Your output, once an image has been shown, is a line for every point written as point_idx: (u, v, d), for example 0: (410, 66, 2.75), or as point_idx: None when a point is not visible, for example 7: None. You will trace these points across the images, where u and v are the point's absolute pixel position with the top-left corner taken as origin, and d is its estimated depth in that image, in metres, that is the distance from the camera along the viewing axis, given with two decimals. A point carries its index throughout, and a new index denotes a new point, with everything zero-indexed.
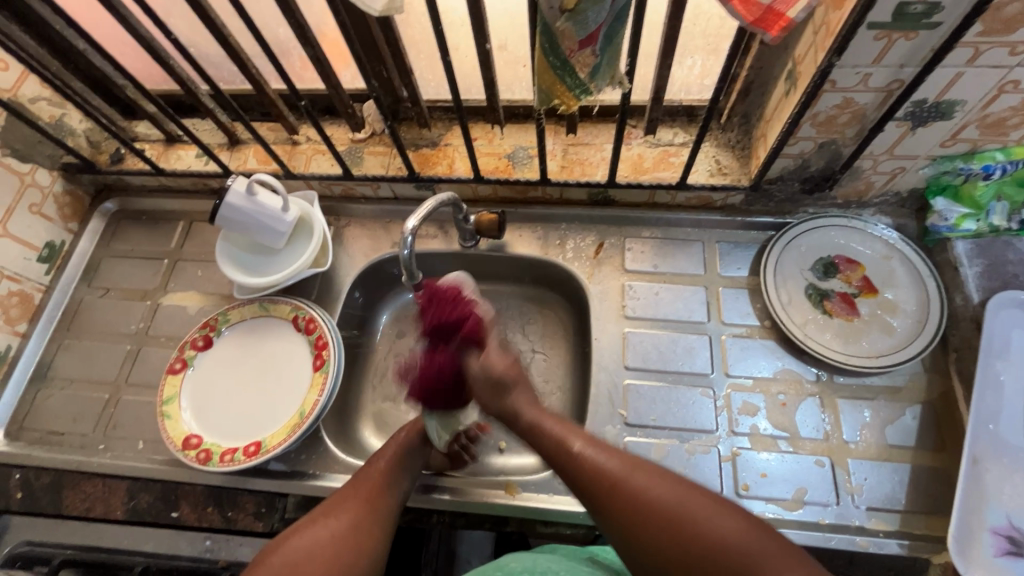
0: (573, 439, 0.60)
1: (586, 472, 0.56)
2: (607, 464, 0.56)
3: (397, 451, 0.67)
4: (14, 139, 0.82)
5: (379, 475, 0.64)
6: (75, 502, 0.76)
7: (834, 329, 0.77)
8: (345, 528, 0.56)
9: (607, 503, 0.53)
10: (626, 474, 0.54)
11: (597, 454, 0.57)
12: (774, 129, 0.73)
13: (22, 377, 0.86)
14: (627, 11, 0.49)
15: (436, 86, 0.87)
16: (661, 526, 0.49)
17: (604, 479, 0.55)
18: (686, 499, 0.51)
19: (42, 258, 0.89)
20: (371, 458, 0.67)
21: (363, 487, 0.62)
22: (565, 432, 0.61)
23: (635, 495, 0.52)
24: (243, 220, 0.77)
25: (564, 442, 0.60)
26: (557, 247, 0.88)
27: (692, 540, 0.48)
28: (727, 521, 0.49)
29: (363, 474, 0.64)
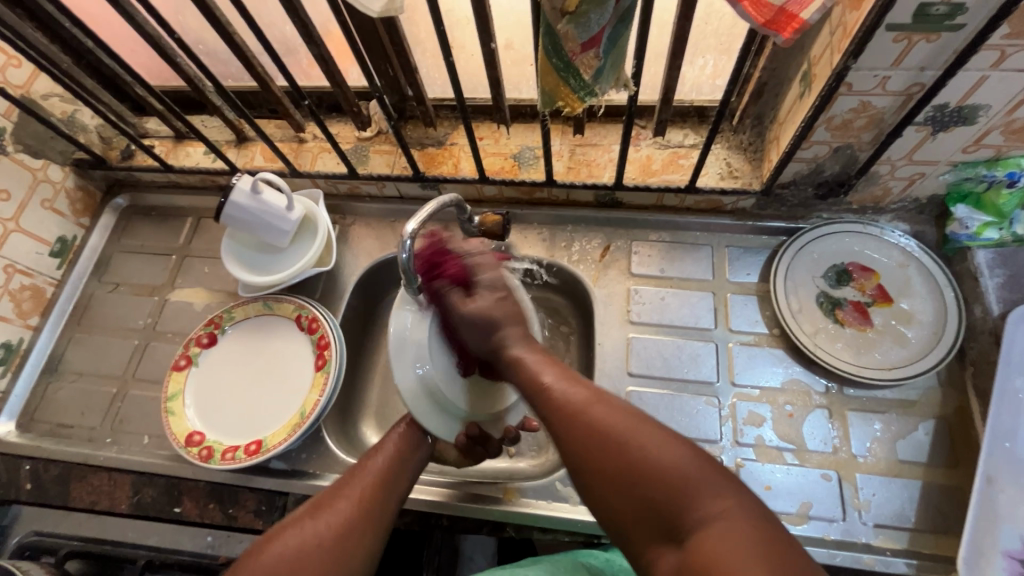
0: (545, 369, 0.56)
1: (543, 399, 0.53)
2: (568, 393, 0.51)
3: (394, 444, 0.64)
4: (26, 135, 0.83)
5: (376, 470, 0.61)
6: (82, 495, 0.77)
7: (846, 339, 0.75)
8: (338, 526, 0.54)
9: (563, 430, 0.49)
10: (583, 404, 0.50)
11: (559, 381, 0.54)
12: (788, 132, 0.70)
13: (34, 370, 0.88)
14: (632, 13, 0.48)
15: (442, 84, 0.86)
16: (605, 461, 0.46)
17: (565, 408, 0.50)
18: (638, 432, 0.46)
19: (54, 253, 0.91)
20: (368, 452, 0.64)
21: (359, 482, 0.59)
22: (538, 363, 0.58)
23: (590, 423, 0.48)
24: (247, 219, 0.77)
25: (536, 375, 0.56)
26: (563, 249, 0.87)
27: (635, 471, 0.44)
28: (685, 453, 0.45)
29: (360, 467, 0.61)
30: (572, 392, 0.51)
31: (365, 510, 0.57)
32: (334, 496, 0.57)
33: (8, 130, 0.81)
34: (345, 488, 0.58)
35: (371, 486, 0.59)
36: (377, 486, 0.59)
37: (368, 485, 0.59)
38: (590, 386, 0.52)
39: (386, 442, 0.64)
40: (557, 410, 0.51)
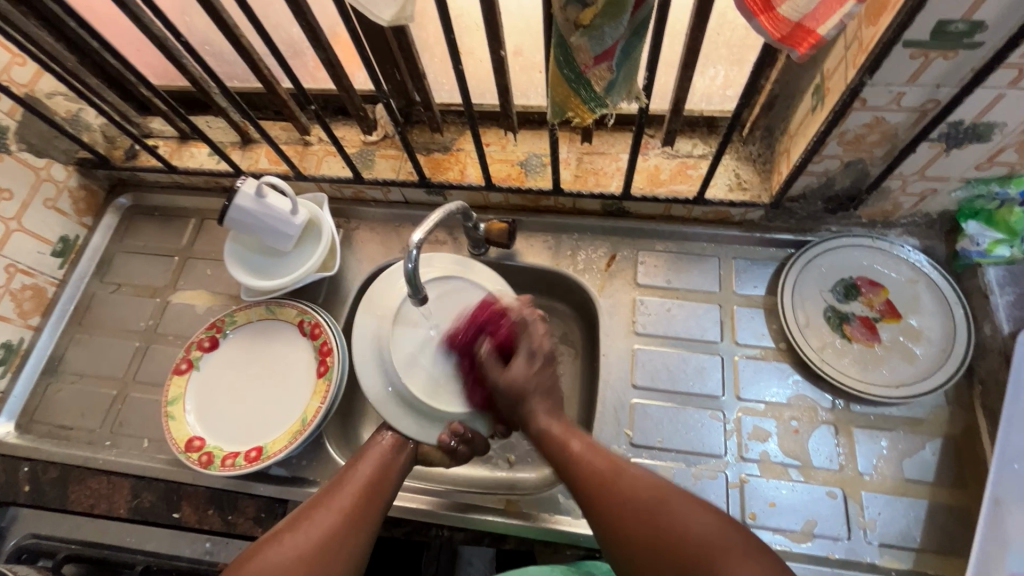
0: (569, 441, 0.62)
1: (574, 465, 0.60)
2: (597, 462, 0.59)
3: (378, 457, 0.65)
4: (29, 134, 0.83)
5: (360, 483, 0.61)
6: (80, 498, 0.77)
7: (853, 355, 0.74)
8: (324, 536, 0.54)
9: (595, 497, 0.56)
10: (609, 472, 0.57)
11: (589, 449, 0.61)
12: (799, 145, 0.69)
13: (34, 369, 0.87)
14: (646, 27, 0.47)
15: (450, 90, 0.85)
16: (636, 534, 0.52)
17: (595, 477, 0.57)
18: (662, 500, 0.53)
19: (56, 252, 0.90)
20: (351, 463, 0.64)
21: (343, 493, 0.59)
22: (564, 433, 0.63)
23: (620, 492, 0.55)
24: (251, 223, 0.77)
25: (565, 441, 0.62)
26: (568, 258, 0.86)
27: (662, 537, 0.51)
28: (703, 520, 0.51)
29: (345, 477, 0.61)
30: (603, 462, 0.59)
31: (348, 522, 0.57)
32: (319, 508, 0.57)
33: (12, 129, 0.80)
34: (330, 498, 0.58)
35: (355, 499, 0.59)
36: (360, 498, 0.59)
37: (351, 496, 0.59)
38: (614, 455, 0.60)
39: (371, 454, 0.65)
40: (586, 474, 0.58)
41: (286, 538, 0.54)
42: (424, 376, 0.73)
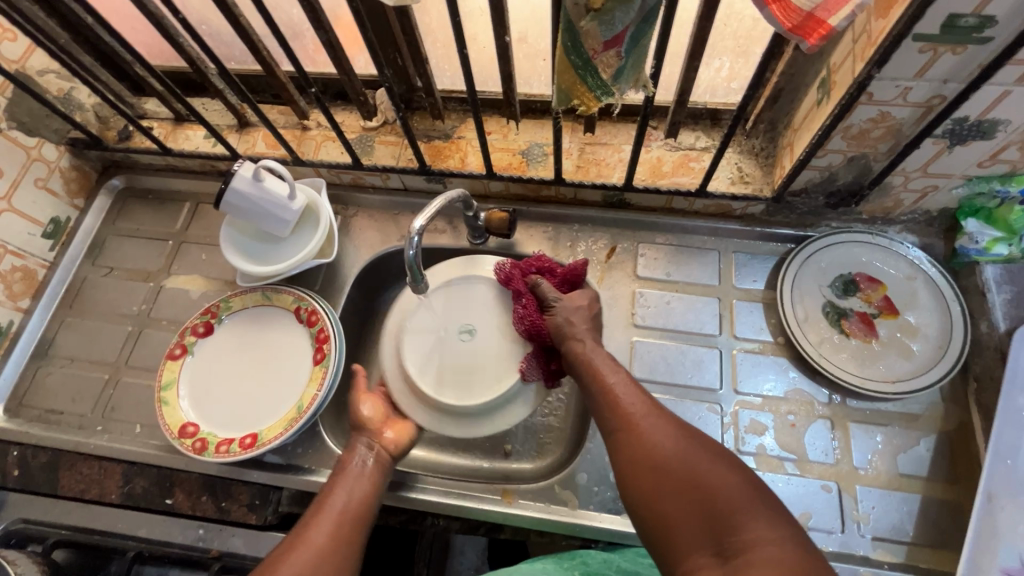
0: (607, 374, 0.63)
1: (609, 406, 0.60)
2: (630, 404, 0.59)
3: (354, 477, 0.64)
4: (20, 112, 0.81)
5: (338, 509, 0.60)
6: (70, 484, 0.76)
7: (851, 350, 0.75)
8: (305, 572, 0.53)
9: (623, 440, 0.57)
10: (640, 412, 0.58)
11: (622, 387, 0.62)
12: (803, 139, 0.69)
13: (24, 353, 0.86)
14: (657, 13, 0.46)
15: (452, 76, 0.84)
16: (661, 475, 0.52)
17: (623, 415, 0.59)
18: (690, 449, 0.53)
19: (47, 234, 0.88)
20: (326, 488, 0.63)
21: (322, 521, 0.58)
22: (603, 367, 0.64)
23: (648, 436, 0.55)
24: (248, 207, 0.75)
25: (599, 373, 0.63)
26: (568, 249, 0.85)
27: (685, 484, 0.51)
28: (728, 473, 0.51)
29: (321, 505, 0.60)
30: (640, 406, 0.59)
31: (330, 552, 0.56)
32: (297, 543, 0.56)
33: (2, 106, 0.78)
34: (309, 529, 0.57)
35: (334, 526, 0.58)
36: (340, 525, 0.59)
37: (330, 524, 0.58)
38: (647, 398, 0.61)
39: (347, 474, 0.64)
40: (615, 410, 0.60)
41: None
42: (432, 372, 0.73)
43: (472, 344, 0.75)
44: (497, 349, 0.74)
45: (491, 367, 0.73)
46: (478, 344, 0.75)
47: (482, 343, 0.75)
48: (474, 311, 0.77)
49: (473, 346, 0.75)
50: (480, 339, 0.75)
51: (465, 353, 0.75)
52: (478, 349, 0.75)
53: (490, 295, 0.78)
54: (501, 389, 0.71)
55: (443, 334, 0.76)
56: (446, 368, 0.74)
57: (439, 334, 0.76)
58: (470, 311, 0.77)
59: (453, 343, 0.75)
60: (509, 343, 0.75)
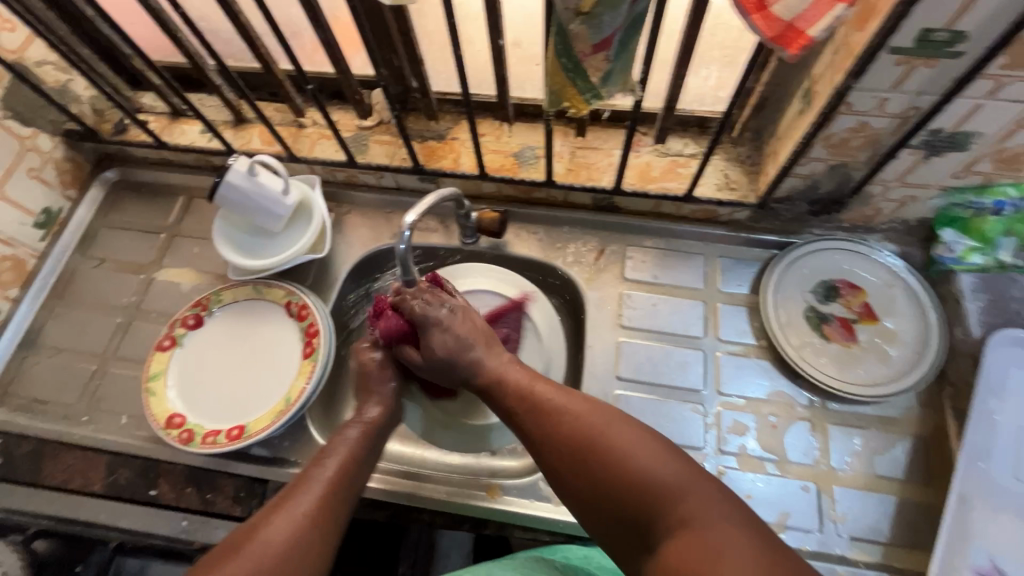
0: (509, 373, 0.61)
1: (522, 402, 0.58)
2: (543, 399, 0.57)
3: (348, 447, 0.61)
4: (16, 102, 0.81)
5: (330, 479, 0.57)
6: (54, 473, 0.75)
7: (831, 354, 0.76)
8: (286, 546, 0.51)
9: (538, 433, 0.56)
10: (556, 410, 0.56)
11: (538, 385, 0.59)
12: (786, 147, 0.71)
13: (10, 342, 0.85)
14: (644, 19, 0.48)
15: (447, 78, 0.85)
16: (580, 471, 0.52)
17: (540, 415, 0.56)
18: (607, 435, 0.52)
19: (39, 224, 0.89)
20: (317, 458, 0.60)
21: (313, 491, 0.56)
22: (505, 369, 0.62)
23: (567, 427, 0.54)
24: (241, 201, 0.76)
25: (499, 376, 0.62)
26: (558, 250, 0.87)
27: (606, 477, 0.50)
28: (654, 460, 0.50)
29: (310, 475, 0.57)
30: (563, 398, 0.57)
31: (320, 523, 0.54)
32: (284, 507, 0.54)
33: None
34: (299, 500, 0.54)
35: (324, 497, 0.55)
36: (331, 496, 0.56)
37: (321, 494, 0.55)
38: (565, 389, 0.58)
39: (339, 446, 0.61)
40: (532, 410, 0.57)
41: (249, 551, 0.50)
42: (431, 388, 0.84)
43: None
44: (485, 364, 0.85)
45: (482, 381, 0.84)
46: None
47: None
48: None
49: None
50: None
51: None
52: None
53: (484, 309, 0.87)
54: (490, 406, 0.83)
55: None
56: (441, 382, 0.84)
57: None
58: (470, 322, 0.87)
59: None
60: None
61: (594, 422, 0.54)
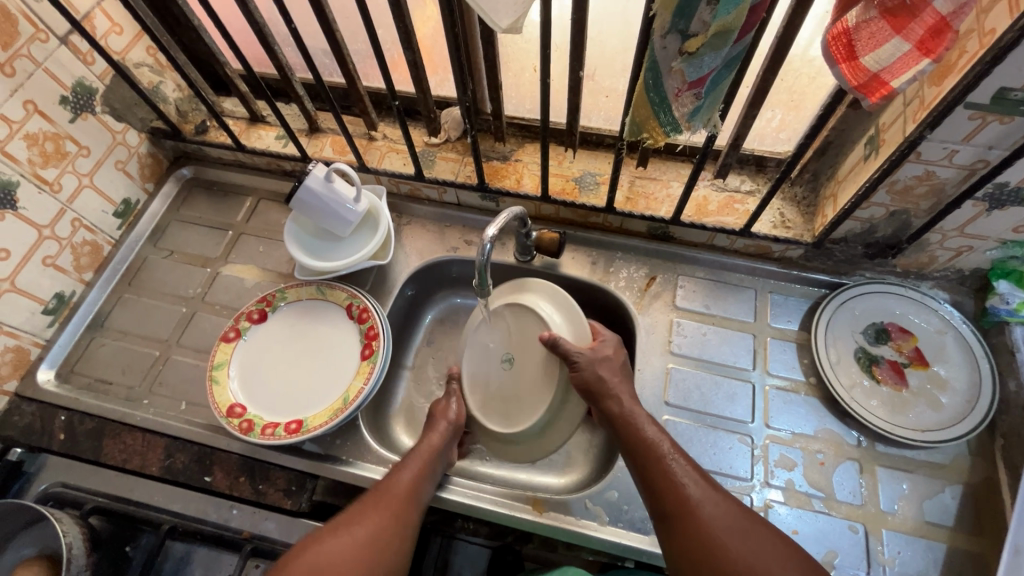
0: (665, 449, 0.65)
1: (666, 487, 0.63)
2: (690, 491, 0.62)
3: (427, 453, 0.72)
4: (114, 99, 0.87)
5: (404, 486, 0.68)
6: (113, 452, 0.78)
7: (881, 396, 0.77)
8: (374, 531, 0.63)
9: (678, 525, 0.61)
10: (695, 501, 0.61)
11: (683, 475, 0.63)
12: (847, 191, 0.74)
13: (80, 323, 0.89)
14: (738, 61, 0.51)
15: (517, 104, 0.89)
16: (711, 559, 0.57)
17: (681, 504, 0.61)
18: (743, 536, 0.59)
19: (118, 213, 0.93)
20: (403, 460, 0.71)
21: (392, 497, 0.66)
22: (658, 441, 0.66)
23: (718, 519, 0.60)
24: (317, 206, 0.80)
25: (657, 452, 0.65)
26: (610, 274, 0.89)
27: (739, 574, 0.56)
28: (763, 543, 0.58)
29: (392, 478, 0.68)
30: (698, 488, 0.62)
31: (399, 515, 0.65)
32: (373, 508, 0.65)
33: (99, 91, 0.85)
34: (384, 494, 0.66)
35: (403, 498, 0.66)
36: (403, 507, 0.66)
37: (401, 496, 0.66)
38: (702, 481, 0.63)
39: (414, 458, 0.71)
40: (675, 501, 0.62)
41: (343, 529, 0.63)
42: (484, 402, 0.83)
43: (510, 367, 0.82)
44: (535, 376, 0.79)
45: (528, 401, 0.79)
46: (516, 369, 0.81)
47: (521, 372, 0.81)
48: (516, 341, 0.82)
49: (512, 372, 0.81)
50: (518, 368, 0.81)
51: (506, 382, 0.81)
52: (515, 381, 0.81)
53: (530, 323, 0.80)
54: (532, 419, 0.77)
55: (489, 363, 0.83)
56: (489, 393, 0.83)
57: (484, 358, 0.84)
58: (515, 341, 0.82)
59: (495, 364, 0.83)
60: (542, 378, 0.78)
61: (725, 511, 0.61)
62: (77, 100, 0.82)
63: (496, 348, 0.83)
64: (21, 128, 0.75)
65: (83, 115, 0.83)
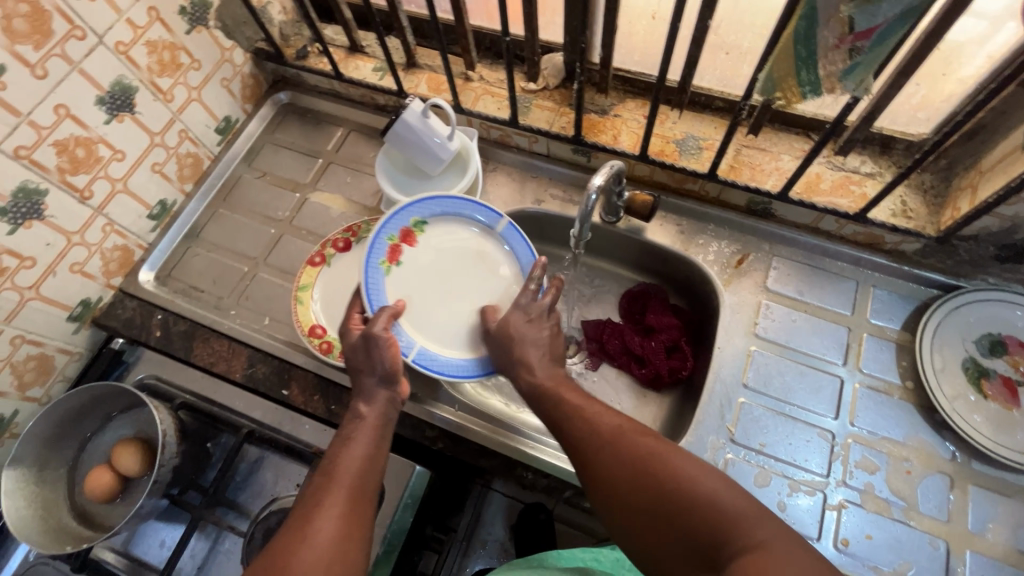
0: (568, 396, 0.63)
1: (584, 432, 0.59)
2: (605, 427, 0.58)
3: (368, 430, 0.62)
4: (224, 15, 0.88)
5: (353, 471, 0.58)
6: (202, 354, 0.83)
7: (987, 413, 0.71)
8: (329, 536, 0.52)
9: (598, 464, 0.56)
10: (613, 434, 0.57)
11: (606, 415, 0.59)
12: (994, 183, 0.66)
13: (178, 231, 0.93)
14: (916, 15, 0.46)
15: (626, 54, 0.84)
16: (644, 486, 0.52)
17: (600, 435, 0.57)
18: (669, 466, 0.52)
19: (219, 129, 0.96)
20: (340, 440, 0.61)
21: (336, 486, 0.56)
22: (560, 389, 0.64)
23: (679, 490, 0.50)
24: (412, 141, 0.79)
25: (562, 397, 0.63)
26: (699, 246, 0.85)
27: (688, 510, 0.49)
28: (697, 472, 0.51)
29: (332, 472, 0.58)
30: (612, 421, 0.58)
31: (351, 514, 0.55)
32: (320, 507, 0.54)
33: (214, 5, 0.86)
34: (328, 493, 0.55)
35: (352, 486, 0.57)
36: (356, 490, 0.56)
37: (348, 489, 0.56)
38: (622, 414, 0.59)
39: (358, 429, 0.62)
40: (589, 437, 0.58)
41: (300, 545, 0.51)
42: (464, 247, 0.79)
43: (475, 314, 0.77)
44: (471, 272, 0.79)
45: (489, 286, 0.78)
46: (462, 297, 0.78)
47: (468, 294, 0.78)
48: (445, 304, 0.77)
49: (445, 286, 0.78)
50: (456, 288, 0.78)
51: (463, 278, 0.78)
52: (414, 264, 0.77)
53: (433, 328, 0.75)
54: (505, 279, 0.78)
55: (445, 269, 0.78)
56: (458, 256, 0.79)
57: (437, 315, 0.76)
58: (444, 303, 0.77)
59: (445, 306, 0.77)
60: (482, 314, 0.77)
61: (652, 445, 0.55)
62: (193, 11, 0.83)
63: (437, 282, 0.77)
64: (144, 34, 0.77)
65: (197, 28, 0.85)
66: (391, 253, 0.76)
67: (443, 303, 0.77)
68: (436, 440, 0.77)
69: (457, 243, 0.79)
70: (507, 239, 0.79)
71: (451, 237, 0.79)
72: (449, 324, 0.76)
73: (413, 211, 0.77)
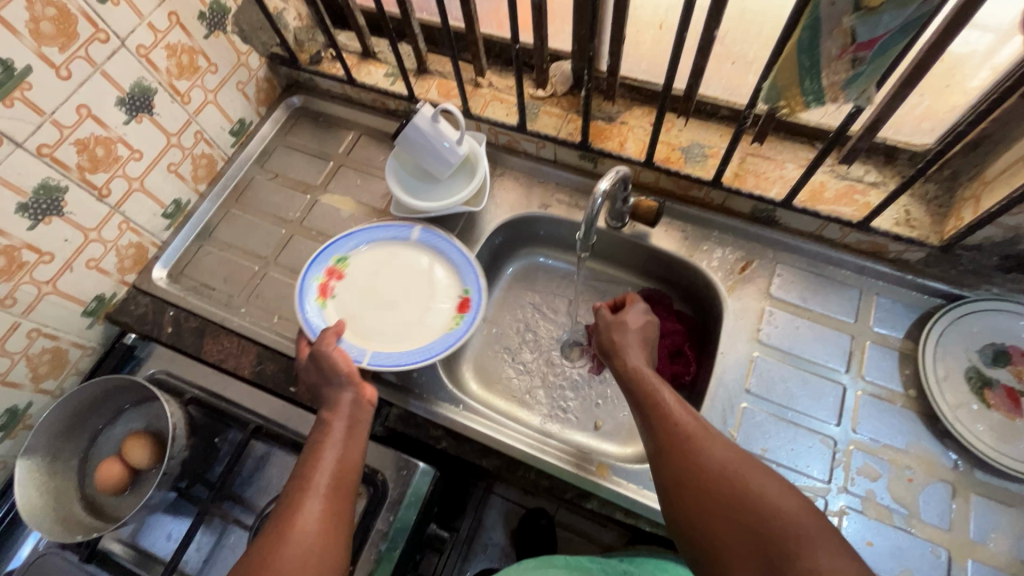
0: (657, 387, 0.64)
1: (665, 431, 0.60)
2: (690, 429, 0.59)
3: (341, 429, 0.64)
4: (241, 20, 0.91)
5: (330, 469, 0.60)
6: (213, 351, 0.84)
7: (990, 422, 0.71)
8: (310, 532, 0.55)
9: (677, 465, 0.58)
10: (694, 436, 0.59)
11: (684, 413, 0.61)
12: (996, 192, 0.66)
13: (191, 230, 0.95)
14: (916, 27, 0.47)
15: (633, 63, 0.85)
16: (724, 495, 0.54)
17: (683, 437, 0.59)
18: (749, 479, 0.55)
19: (233, 131, 0.99)
20: (318, 440, 0.63)
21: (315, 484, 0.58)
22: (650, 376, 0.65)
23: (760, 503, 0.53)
24: (421, 144, 0.81)
25: (651, 388, 0.64)
26: (703, 252, 0.86)
27: (769, 524, 0.51)
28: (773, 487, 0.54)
29: (308, 474, 0.60)
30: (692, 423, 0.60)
31: (332, 512, 0.57)
32: (300, 504, 0.57)
33: (231, 11, 0.89)
34: (308, 492, 0.58)
35: (331, 484, 0.59)
36: (333, 488, 0.59)
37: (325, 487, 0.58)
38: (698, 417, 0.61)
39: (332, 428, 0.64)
40: (668, 437, 0.60)
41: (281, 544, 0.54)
42: (387, 266, 0.87)
43: (412, 315, 0.83)
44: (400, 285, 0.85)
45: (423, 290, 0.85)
46: (397, 305, 0.84)
47: (403, 304, 0.84)
48: (387, 317, 0.83)
49: (382, 302, 0.84)
50: (391, 298, 0.84)
51: (393, 292, 0.85)
52: (346, 292, 0.84)
53: (378, 338, 0.80)
54: (437, 279, 0.85)
55: (375, 290, 0.85)
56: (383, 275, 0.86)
57: (380, 326, 0.82)
58: (385, 317, 0.83)
59: (387, 320, 0.82)
60: (421, 314, 0.83)
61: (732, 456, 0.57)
62: (212, 17, 0.86)
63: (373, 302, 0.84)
64: (164, 38, 0.80)
65: (215, 33, 0.87)
66: (322, 290, 0.83)
67: (381, 316, 0.83)
68: (441, 439, 0.78)
69: (381, 265, 0.87)
70: (427, 241, 0.87)
71: (371, 263, 0.87)
72: (392, 331, 0.81)
73: (333, 251, 0.86)
